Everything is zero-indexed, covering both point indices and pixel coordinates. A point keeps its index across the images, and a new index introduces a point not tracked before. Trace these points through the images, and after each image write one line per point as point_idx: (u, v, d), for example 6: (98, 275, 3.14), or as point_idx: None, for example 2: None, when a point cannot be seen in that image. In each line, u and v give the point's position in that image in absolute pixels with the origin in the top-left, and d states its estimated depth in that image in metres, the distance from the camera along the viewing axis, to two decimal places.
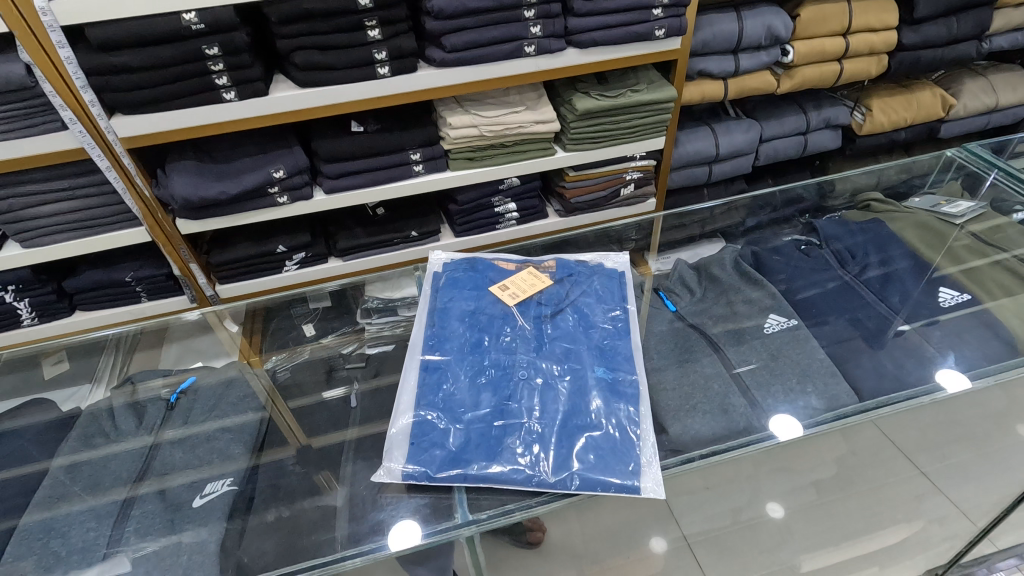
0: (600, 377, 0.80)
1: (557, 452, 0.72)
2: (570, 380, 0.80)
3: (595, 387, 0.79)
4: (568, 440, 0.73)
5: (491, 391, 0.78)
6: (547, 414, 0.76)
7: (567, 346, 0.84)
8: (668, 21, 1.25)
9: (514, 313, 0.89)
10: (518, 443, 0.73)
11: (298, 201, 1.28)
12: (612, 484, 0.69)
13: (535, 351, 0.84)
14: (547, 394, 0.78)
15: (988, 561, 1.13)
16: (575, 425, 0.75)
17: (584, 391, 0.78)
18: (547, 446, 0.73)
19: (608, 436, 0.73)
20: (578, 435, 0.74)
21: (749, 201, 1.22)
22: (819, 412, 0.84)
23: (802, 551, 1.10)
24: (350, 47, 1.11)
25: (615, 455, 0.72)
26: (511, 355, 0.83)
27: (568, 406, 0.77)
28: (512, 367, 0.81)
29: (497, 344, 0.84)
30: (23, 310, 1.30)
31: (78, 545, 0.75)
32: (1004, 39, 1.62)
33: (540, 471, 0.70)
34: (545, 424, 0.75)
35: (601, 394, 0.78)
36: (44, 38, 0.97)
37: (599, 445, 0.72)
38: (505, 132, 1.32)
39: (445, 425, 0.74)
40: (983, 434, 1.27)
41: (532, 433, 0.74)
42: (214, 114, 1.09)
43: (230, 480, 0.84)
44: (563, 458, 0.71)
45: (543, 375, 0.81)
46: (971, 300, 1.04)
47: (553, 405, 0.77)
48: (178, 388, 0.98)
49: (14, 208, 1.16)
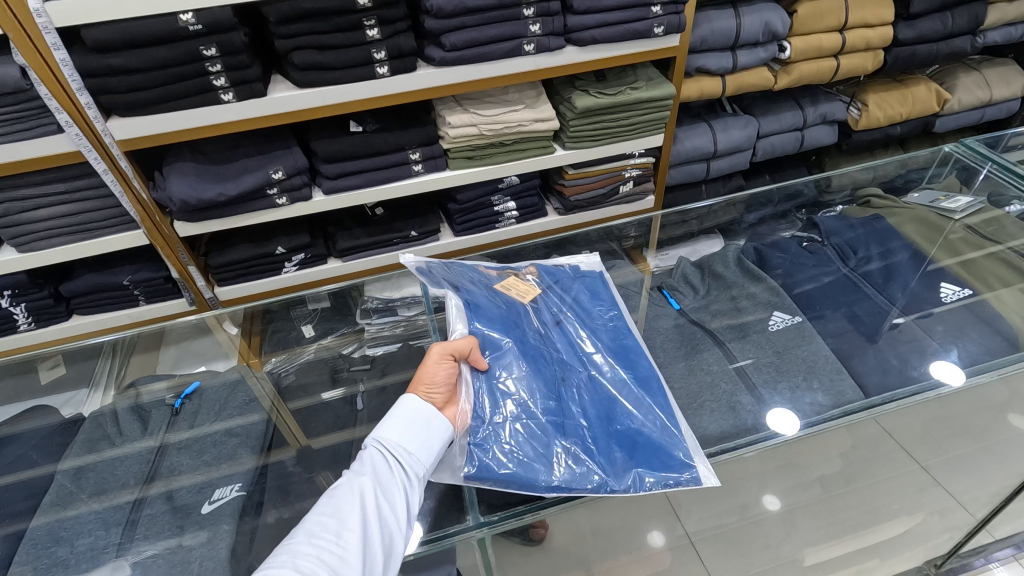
0: (627, 376, 0.83)
1: (614, 450, 0.73)
2: (602, 384, 0.81)
3: (627, 386, 0.81)
4: (618, 436, 0.74)
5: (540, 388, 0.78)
6: (594, 413, 0.77)
7: (588, 352, 0.86)
8: (667, 18, 1.25)
9: (532, 319, 0.88)
10: (577, 450, 0.72)
11: (297, 202, 1.27)
12: (673, 477, 0.70)
13: (560, 357, 0.84)
14: (588, 395, 0.79)
15: (986, 551, 1.16)
16: (626, 425, 0.75)
17: (622, 390, 0.80)
18: (601, 444, 0.73)
19: (659, 430, 0.75)
20: (630, 433, 0.74)
21: (747, 197, 1.21)
22: (825, 409, 0.85)
23: (804, 545, 1.11)
24: (348, 46, 1.10)
25: (668, 449, 0.73)
26: (544, 358, 0.82)
27: (611, 403, 0.78)
28: (544, 371, 0.80)
29: (530, 347, 0.82)
30: (20, 315, 1.29)
31: (86, 552, 0.75)
32: (998, 34, 1.63)
33: (610, 474, 0.70)
34: (594, 424, 0.76)
35: (636, 392, 0.80)
36: (39, 40, 0.96)
37: (652, 439, 0.74)
38: (505, 130, 1.31)
39: (497, 433, 0.71)
40: (981, 426, 1.28)
41: (584, 432, 0.74)
42: (212, 115, 1.09)
43: (239, 485, 0.83)
44: (621, 460, 0.71)
45: (576, 379, 0.81)
46: (971, 293, 1.04)
47: (596, 408, 0.77)
48: (183, 393, 0.97)
49: (10, 212, 1.15)
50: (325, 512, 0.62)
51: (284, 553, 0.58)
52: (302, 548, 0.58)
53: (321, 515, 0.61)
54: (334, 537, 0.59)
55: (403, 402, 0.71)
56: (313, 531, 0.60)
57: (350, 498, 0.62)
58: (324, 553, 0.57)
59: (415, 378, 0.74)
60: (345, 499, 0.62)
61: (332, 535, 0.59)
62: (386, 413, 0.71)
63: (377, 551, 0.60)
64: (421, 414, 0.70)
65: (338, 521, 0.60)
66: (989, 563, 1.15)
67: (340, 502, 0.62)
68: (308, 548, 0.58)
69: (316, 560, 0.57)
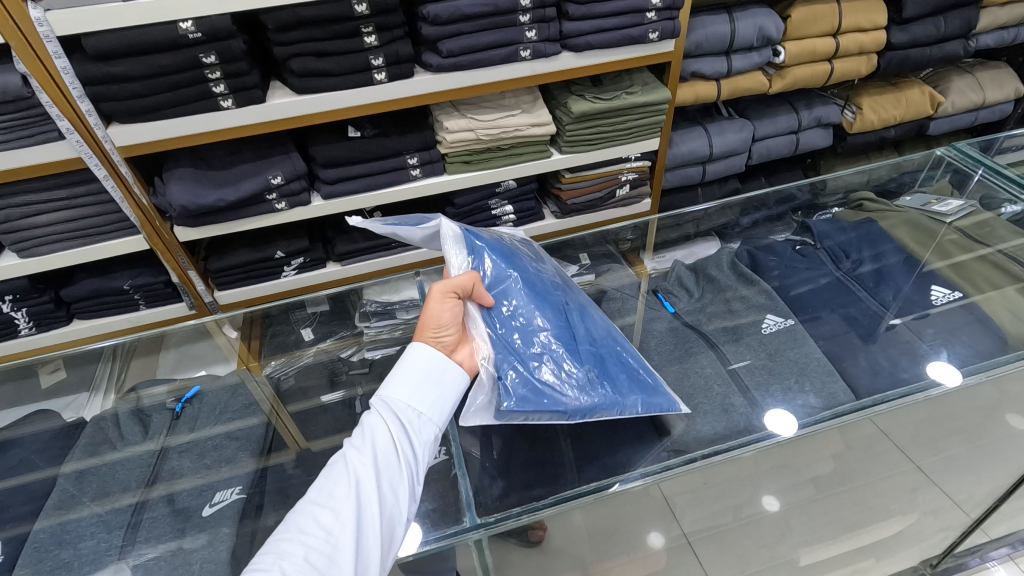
0: (604, 323, 0.90)
1: (619, 376, 0.81)
2: (589, 322, 0.88)
3: (607, 329, 0.89)
4: (617, 366, 0.82)
5: (550, 320, 0.81)
6: (594, 343, 0.84)
7: (569, 293, 0.91)
8: (662, 24, 1.26)
9: (519, 253, 0.91)
10: (591, 372, 0.78)
11: (296, 207, 1.28)
12: (665, 406, 0.81)
13: (553, 289, 0.88)
14: (583, 326, 0.86)
15: (981, 550, 1.21)
16: (621, 360, 0.84)
17: (605, 331, 0.88)
18: (607, 369, 0.81)
19: (642, 367, 0.85)
20: (627, 366, 0.83)
21: (742, 201, 1.22)
22: (817, 410, 0.86)
23: (799, 546, 1.13)
24: (347, 53, 1.11)
25: (654, 385, 0.83)
26: (546, 288, 0.86)
27: (603, 340, 0.86)
28: (545, 298, 0.83)
29: (529, 276, 0.85)
30: (21, 320, 1.30)
31: (88, 554, 0.76)
32: (991, 38, 1.65)
33: (624, 395, 0.78)
34: (597, 352, 0.82)
35: (615, 337, 0.89)
36: (40, 48, 0.97)
37: (642, 373, 0.84)
38: (503, 135, 1.33)
39: (519, 359, 0.74)
40: (975, 425, 1.28)
41: (592, 357, 0.81)
42: (212, 122, 1.10)
43: (239, 489, 0.84)
44: (628, 385, 0.80)
45: (569, 312, 0.86)
46: (962, 296, 1.06)
47: (592, 340, 0.84)
48: (183, 397, 0.98)
49: (11, 218, 1.16)
50: (315, 507, 0.62)
51: (272, 552, 0.58)
52: (291, 548, 0.58)
53: (314, 507, 0.62)
54: (325, 537, 0.59)
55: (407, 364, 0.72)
56: (304, 525, 0.60)
57: (344, 490, 0.62)
58: (313, 554, 0.58)
59: (422, 327, 0.74)
60: (339, 490, 0.62)
61: (323, 533, 0.59)
62: (391, 382, 0.71)
63: (368, 550, 0.60)
64: (433, 369, 0.71)
65: (331, 515, 0.60)
66: (987, 562, 1.20)
67: (332, 497, 0.62)
68: (298, 547, 0.58)
69: (304, 561, 0.57)
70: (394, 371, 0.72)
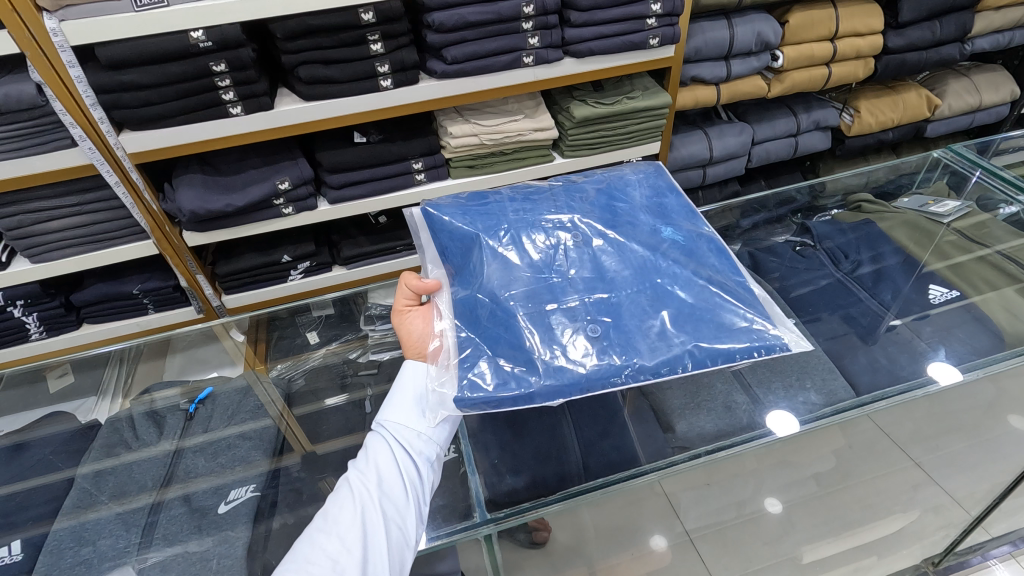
0: (645, 244, 0.78)
1: (639, 324, 0.70)
2: (604, 256, 0.76)
3: (635, 255, 0.76)
4: (640, 305, 0.72)
5: (544, 275, 0.74)
6: (611, 281, 0.74)
7: (583, 219, 0.80)
8: (662, 30, 1.28)
9: (512, 199, 0.83)
10: (585, 335, 0.69)
11: (303, 211, 1.30)
12: (722, 353, 0.69)
13: (548, 230, 0.79)
14: (604, 261, 0.76)
15: (983, 549, 1.22)
16: (641, 303, 0.72)
17: (642, 257, 0.76)
18: (623, 319, 0.71)
19: (685, 302, 0.72)
20: (661, 302, 0.72)
21: (742, 203, 1.24)
22: (817, 407, 0.87)
23: (802, 543, 1.15)
24: (353, 61, 1.14)
25: (703, 320, 0.71)
26: (546, 235, 0.78)
27: (627, 270, 0.75)
28: (527, 248, 0.77)
29: (511, 231, 0.78)
30: (32, 324, 1.32)
31: (107, 553, 0.78)
32: (986, 41, 1.67)
33: (642, 351, 0.68)
34: (611, 295, 0.73)
35: (649, 264, 0.76)
36: (55, 58, 0.98)
37: (680, 310, 0.71)
38: (506, 140, 1.35)
39: (493, 336, 0.70)
40: (975, 425, 1.31)
41: (603, 305, 0.72)
42: (221, 127, 1.12)
43: (253, 486, 0.86)
44: (650, 332, 0.69)
45: (571, 250, 0.77)
46: (960, 295, 1.08)
47: (604, 280, 0.74)
48: (196, 398, 1.00)
49: (24, 223, 1.18)
50: (321, 536, 0.64)
51: None
52: None
53: (321, 535, 0.64)
54: (331, 565, 0.61)
55: (402, 389, 0.74)
56: (312, 553, 0.62)
57: (347, 518, 0.64)
58: None
59: (409, 347, 0.79)
60: (342, 518, 0.65)
61: (330, 561, 0.61)
62: (389, 409, 0.73)
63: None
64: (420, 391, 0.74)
65: (337, 543, 0.63)
66: (987, 560, 1.22)
67: (336, 525, 0.64)
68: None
69: None
70: (392, 395, 0.74)
